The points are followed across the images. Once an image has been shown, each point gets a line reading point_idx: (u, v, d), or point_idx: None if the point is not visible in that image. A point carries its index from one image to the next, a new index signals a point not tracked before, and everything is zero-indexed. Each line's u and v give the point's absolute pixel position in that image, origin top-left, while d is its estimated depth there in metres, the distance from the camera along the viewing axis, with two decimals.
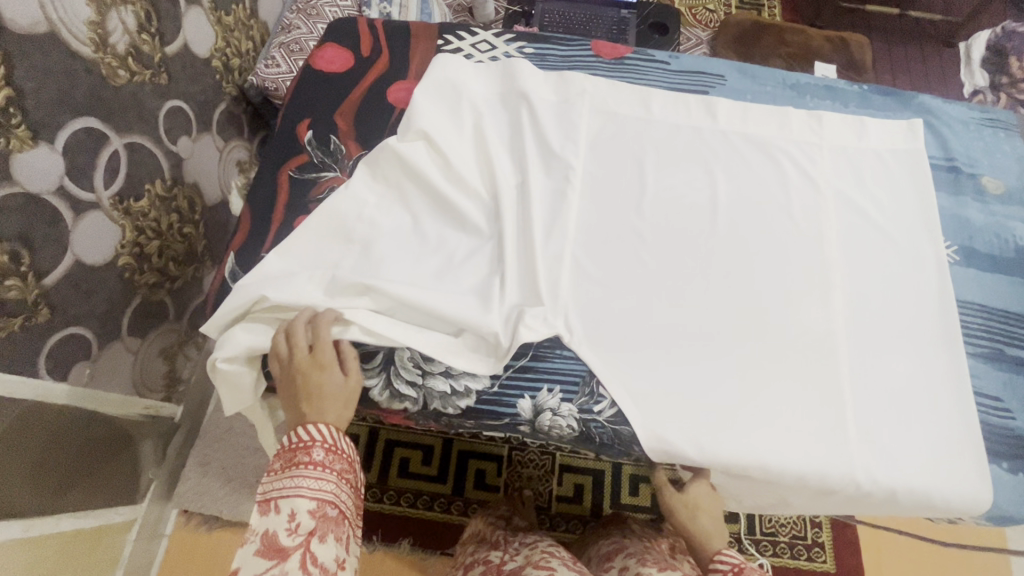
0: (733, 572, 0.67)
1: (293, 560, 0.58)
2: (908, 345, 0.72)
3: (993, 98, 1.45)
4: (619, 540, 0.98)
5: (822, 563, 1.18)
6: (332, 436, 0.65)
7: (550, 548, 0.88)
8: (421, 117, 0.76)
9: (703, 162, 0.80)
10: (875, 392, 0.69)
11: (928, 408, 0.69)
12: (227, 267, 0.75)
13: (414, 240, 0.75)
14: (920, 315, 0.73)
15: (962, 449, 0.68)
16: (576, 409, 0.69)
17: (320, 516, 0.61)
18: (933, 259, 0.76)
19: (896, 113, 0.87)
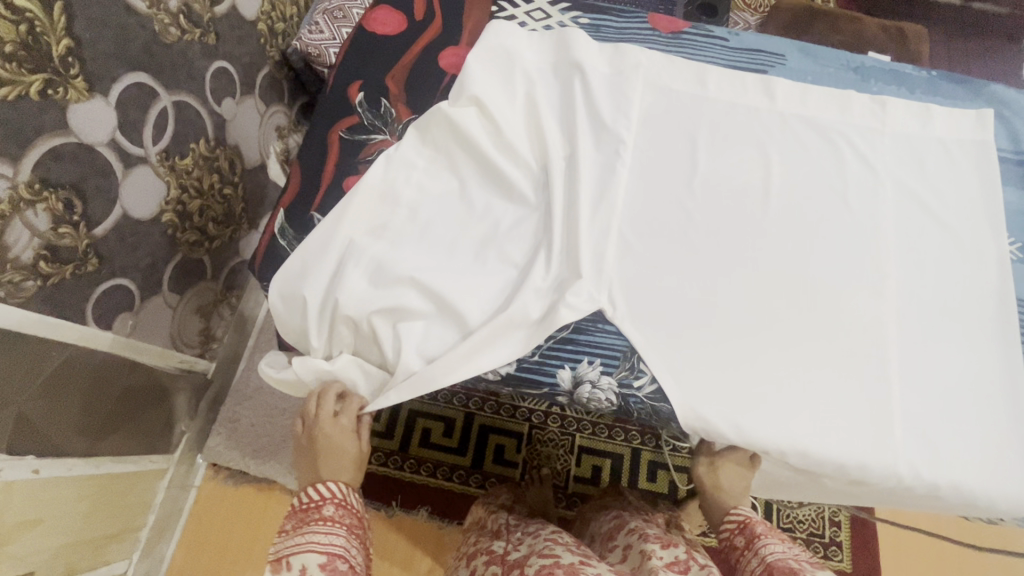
0: (739, 527, 0.72)
1: None
2: (961, 341, 0.70)
3: None
4: (620, 516, 0.99)
5: (839, 562, 1.17)
6: (341, 493, 0.71)
7: (553, 535, 0.86)
8: (474, 83, 0.75)
9: (757, 143, 0.78)
10: (924, 385, 0.67)
11: (978, 406, 0.67)
12: (276, 223, 0.76)
13: (461, 207, 0.75)
14: (977, 311, 0.71)
15: (1013, 449, 0.66)
16: (615, 383, 0.69)
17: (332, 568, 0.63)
18: (994, 255, 0.73)
19: (965, 102, 0.83)
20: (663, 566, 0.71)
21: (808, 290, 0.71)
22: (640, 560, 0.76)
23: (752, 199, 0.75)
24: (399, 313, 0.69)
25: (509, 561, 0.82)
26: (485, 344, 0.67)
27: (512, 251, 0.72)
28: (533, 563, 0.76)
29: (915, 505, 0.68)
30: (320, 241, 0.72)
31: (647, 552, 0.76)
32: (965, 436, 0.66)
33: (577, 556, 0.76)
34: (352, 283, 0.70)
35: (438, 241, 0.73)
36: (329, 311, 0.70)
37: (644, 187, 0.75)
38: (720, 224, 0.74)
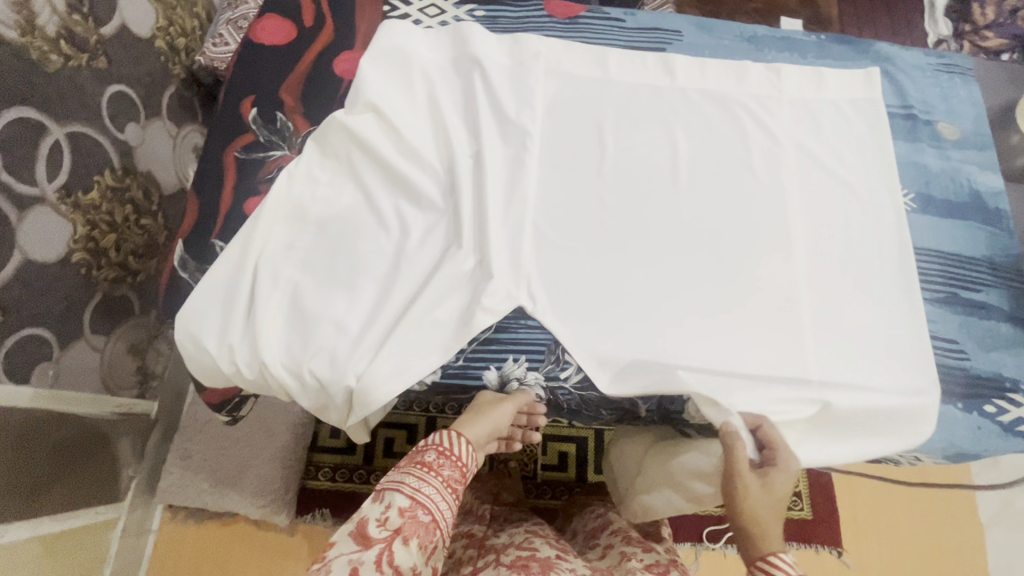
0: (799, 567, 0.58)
1: (373, 553, 0.55)
2: (869, 291, 0.73)
3: (958, 46, 1.44)
4: (603, 513, 0.95)
5: (799, 511, 1.22)
6: (448, 442, 0.64)
7: (533, 527, 0.85)
8: (369, 88, 0.73)
9: (663, 122, 0.79)
10: (841, 339, 0.70)
11: (893, 352, 0.70)
12: (176, 255, 0.72)
13: (371, 220, 0.72)
14: (882, 263, 0.74)
15: (931, 388, 0.69)
16: (543, 377, 0.69)
17: (410, 516, 0.57)
18: (891, 207, 0.76)
19: (855, 62, 0.86)
20: (641, 569, 0.75)
21: (724, 263, 0.72)
22: (618, 560, 0.79)
23: (661, 177, 0.76)
24: (318, 335, 0.67)
25: (488, 546, 0.81)
26: (411, 356, 0.67)
27: (424, 259, 0.70)
28: (509, 553, 0.74)
29: (850, 455, 0.70)
30: (226, 270, 0.69)
31: (627, 554, 0.79)
32: (886, 382, 0.68)
33: (555, 549, 0.76)
34: (265, 310, 0.67)
35: (350, 257, 0.70)
36: (238, 338, 0.67)
37: (560, 177, 0.75)
38: (635, 206, 0.75)
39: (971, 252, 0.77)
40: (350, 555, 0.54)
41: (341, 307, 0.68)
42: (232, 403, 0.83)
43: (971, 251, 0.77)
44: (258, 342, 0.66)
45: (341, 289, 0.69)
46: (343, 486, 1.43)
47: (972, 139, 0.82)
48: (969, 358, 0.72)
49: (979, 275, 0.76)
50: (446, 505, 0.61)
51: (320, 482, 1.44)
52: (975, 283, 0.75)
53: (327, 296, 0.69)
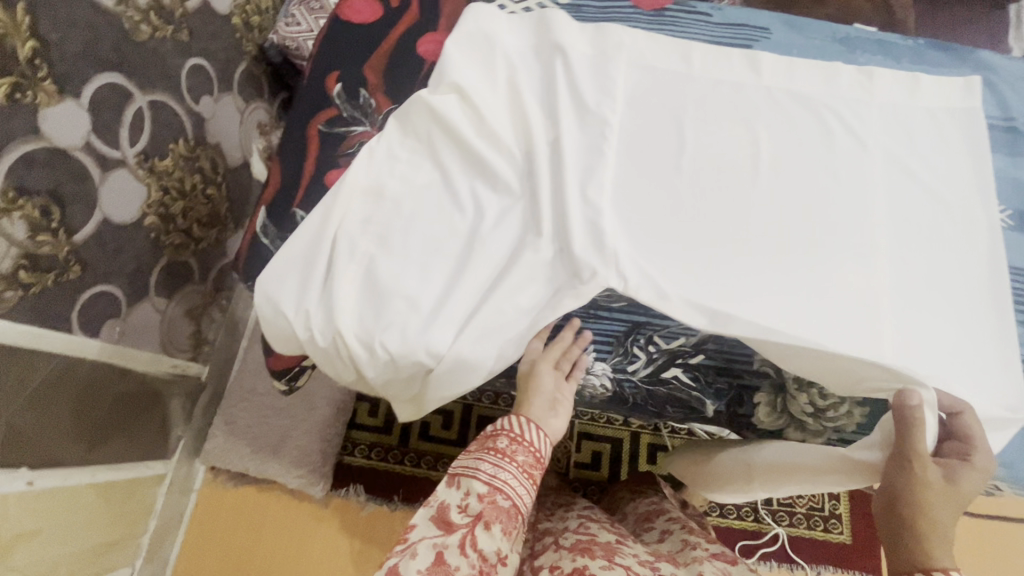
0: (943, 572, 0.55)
1: (456, 536, 0.57)
2: (957, 308, 0.70)
3: None
4: (657, 501, 1.00)
5: (838, 534, 1.20)
6: (519, 427, 0.65)
7: (586, 512, 0.87)
8: (454, 69, 0.74)
9: (744, 120, 0.77)
10: (931, 354, 0.66)
11: (979, 372, 0.67)
12: (258, 223, 0.75)
13: (446, 199, 0.73)
14: (969, 280, 0.71)
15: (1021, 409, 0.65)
16: (610, 369, 0.70)
17: (489, 501, 0.59)
18: (984, 223, 0.73)
19: (952, 69, 0.82)
20: (708, 558, 0.75)
21: (806, 266, 0.69)
22: (682, 546, 0.81)
23: (741, 176, 0.74)
24: (390, 309, 0.68)
25: (542, 529, 0.85)
26: (478, 337, 0.67)
27: (497, 242, 0.71)
28: (568, 537, 0.77)
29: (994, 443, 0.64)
30: (305, 240, 0.71)
31: (690, 541, 0.81)
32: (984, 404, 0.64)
33: (613, 535, 0.77)
34: (341, 279, 0.68)
35: (423, 234, 0.71)
36: (314, 303, 0.68)
37: (638, 168, 0.74)
38: (714, 203, 0.73)
39: None
40: (434, 539, 0.57)
41: (413, 282, 0.69)
42: (292, 373, 0.85)
43: None
44: (334, 309, 0.67)
45: (414, 266, 0.70)
46: (378, 465, 1.45)
47: None
48: None
49: None
50: (524, 491, 0.62)
51: (355, 459, 1.46)
52: None
53: (400, 271, 0.70)
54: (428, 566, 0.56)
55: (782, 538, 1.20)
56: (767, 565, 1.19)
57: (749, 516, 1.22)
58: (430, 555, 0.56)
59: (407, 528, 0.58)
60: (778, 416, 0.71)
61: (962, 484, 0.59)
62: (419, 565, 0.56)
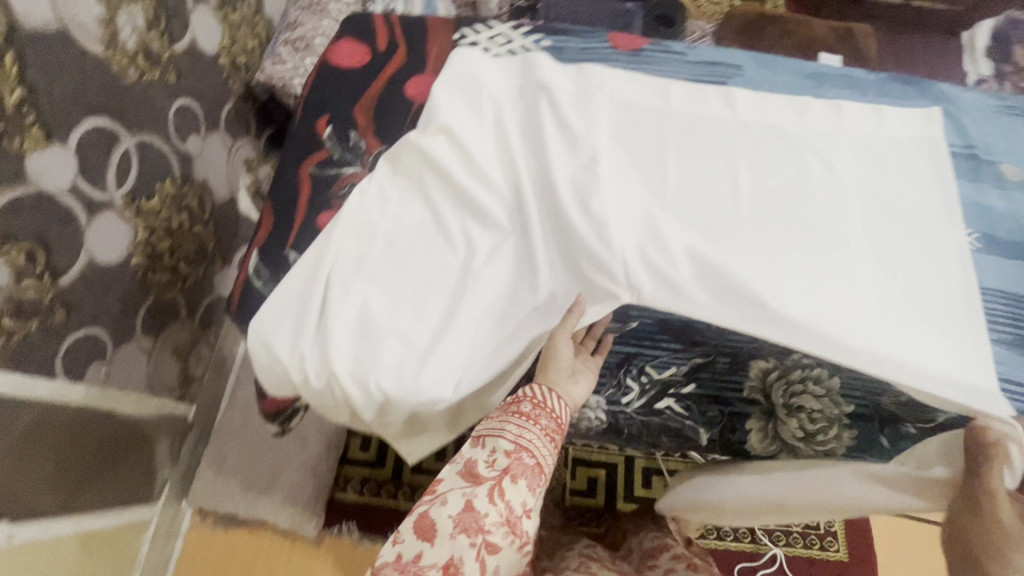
0: None
1: (484, 487, 0.64)
2: (947, 321, 0.70)
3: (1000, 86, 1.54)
4: (660, 535, 1.00)
5: (834, 552, 1.21)
6: (542, 394, 0.68)
7: (588, 553, 0.87)
8: (442, 111, 0.77)
9: (724, 152, 0.80)
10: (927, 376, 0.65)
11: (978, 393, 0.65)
12: (250, 265, 0.75)
13: (438, 237, 0.74)
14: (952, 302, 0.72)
15: None
16: (604, 401, 0.73)
17: (514, 458, 0.65)
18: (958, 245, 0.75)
19: (914, 101, 0.86)
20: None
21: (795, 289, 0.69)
22: None
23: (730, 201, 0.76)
24: (385, 348, 0.69)
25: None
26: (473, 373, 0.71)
27: (488, 277, 0.72)
28: None
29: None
30: (299, 280, 0.72)
31: None
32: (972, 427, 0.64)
33: None
34: (333, 319, 0.69)
35: (415, 273, 0.72)
36: (308, 345, 0.69)
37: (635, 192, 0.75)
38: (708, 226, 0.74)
39: None
40: (463, 489, 0.65)
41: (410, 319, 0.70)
42: (285, 414, 0.84)
43: None
44: (328, 351, 0.68)
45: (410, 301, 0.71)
46: (371, 500, 1.43)
47: None
48: None
49: None
50: (547, 450, 0.68)
51: (348, 495, 1.44)
52: None
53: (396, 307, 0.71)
54: (458, 511, 0.63)
55: (779, 559, 1.20)
56: None
57: (746, 538, 1.22)
58: (461, 503, 0.64)
59: (439, 480, 0.66)
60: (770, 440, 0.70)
61: None
62: (450, 511, 0.64)
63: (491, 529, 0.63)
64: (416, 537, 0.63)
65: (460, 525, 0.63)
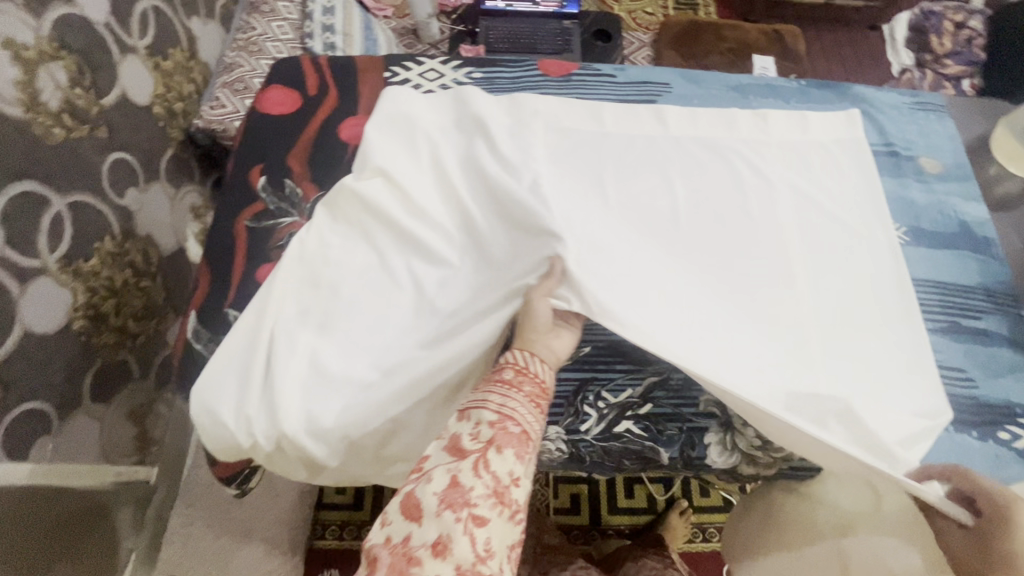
0: None
1: (468, 461, 0.54)
2: (884, 327, 0.73)
3: (920, 75, 1.67)
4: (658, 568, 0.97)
5: None
6: (523, 359, 0.60)
7: None
8: (376, 153, 0.76)
9: (657, 167, 0.81)
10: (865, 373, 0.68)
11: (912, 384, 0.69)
12: (189, 327, 0.73)
13: (384, 279, 0.72)
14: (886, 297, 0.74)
15: (944, 411, 0.68)
16: (563, 431, 0.67)
17: (501, 427, 0.56)
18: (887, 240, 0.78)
19: (834, 105, 0.90)
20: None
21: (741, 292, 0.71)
22: None
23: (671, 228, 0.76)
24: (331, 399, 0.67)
25: None
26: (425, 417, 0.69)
27: (433, 317, 0.70)
28: None
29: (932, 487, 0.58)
30: (241, 339, 0.70)
31: None
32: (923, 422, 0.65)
33: None
34: (279, 376, 0.67)
35: (360, 316, 0.70)
36: (252, 407, 0.66)
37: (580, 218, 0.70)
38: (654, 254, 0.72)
39: (967, 281, 0.78)
40: (446, 464, 0.54)
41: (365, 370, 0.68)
42: (242, 475, 0.81)
43: (966, 280, 0.78)
44: (275, 412, 0.65)
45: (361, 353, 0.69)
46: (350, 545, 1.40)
47: (953, 171, 0.86)
48: (978, 386, 0.72)
49: (978, 302, 0.77)
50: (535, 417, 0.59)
51: (326, 541, 1.42)
52: (975, 310, 0.76)
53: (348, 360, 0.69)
54: (444, 488, 0.53)
55: None
56: None
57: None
58: (445, 479, 0.53)
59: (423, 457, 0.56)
60: (731, 454, 0.68)
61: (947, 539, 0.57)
62: (435, 488, 0.53)
63: (480, 503, 0.52)
64: (402, 518, 0.52)
65: (445, 503, 0.52)
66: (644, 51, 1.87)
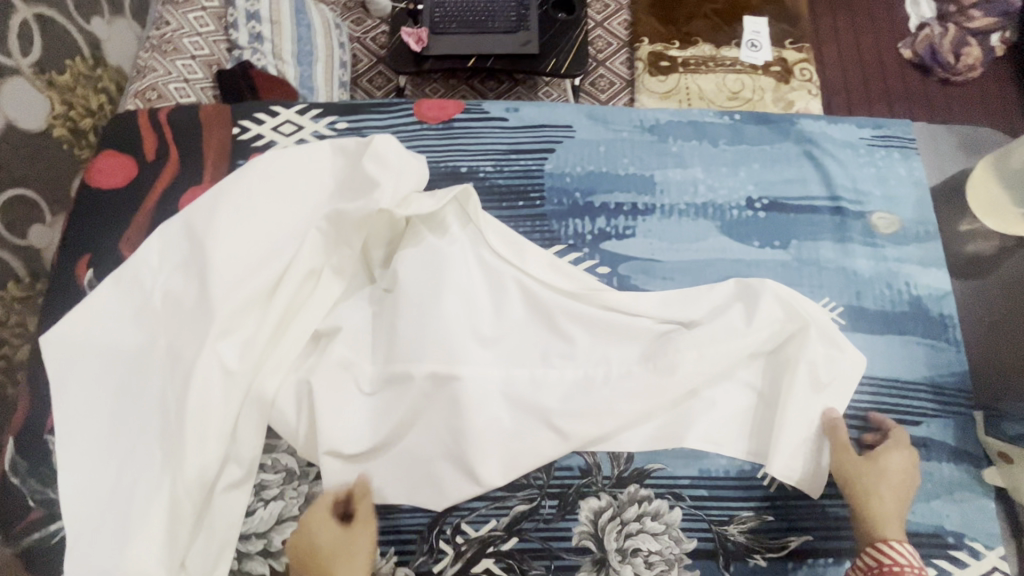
0: (883, 571, 0.53)
1: None
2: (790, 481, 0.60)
3: (942, 30, 1.37)
4: None
5: None
6: None
7: None
8: (186, 295, 0.64)
9: (166, 353, 0.63)
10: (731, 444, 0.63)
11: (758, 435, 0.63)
12: (4, 459, 0.63)
13: (253, 399, 0.61)
14: (793, 444, 0.61)
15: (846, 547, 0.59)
16: (413, 573, 0.60)
17: None
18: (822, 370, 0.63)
19: (772, 146, 0.75)
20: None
21: (449, 399, 0.60)
22: None
23: (216, 286, 0.62)
24: (171, 500, 0.59)
25: None
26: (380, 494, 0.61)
27: (278, 438, 0.64)
28: None
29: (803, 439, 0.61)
30: (159, 385, 0.62)
31: None
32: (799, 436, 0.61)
33: None
34: (143, 489, 0.59)
35: (201, 412, 0.59)
36: (83, 534, 0.59)
37: (209, 206, 0.67)
38: (159, 361, 0.63)
39: (911, 376, 0.65)
40: None
41: (106, 555, 0.58)
42: None
43: (910, 374, 0.65)
44: (108, 523, 0.59)
45: (135, 542, 0.57)
46: None
47: (913, 228, 0.71)
48: (908, 511, 0.60)
49: (918, 400, 0.64)
50: None
51: None
52: (915, 413, 0.64)
53: (86, 547, 0.59)
54: None
55: None
56: None
57: None
58: None
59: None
60: None
61: (885, 459, 0.59)
62: None
63: None
64: None
65: None
66: (621, 18, 1.44)
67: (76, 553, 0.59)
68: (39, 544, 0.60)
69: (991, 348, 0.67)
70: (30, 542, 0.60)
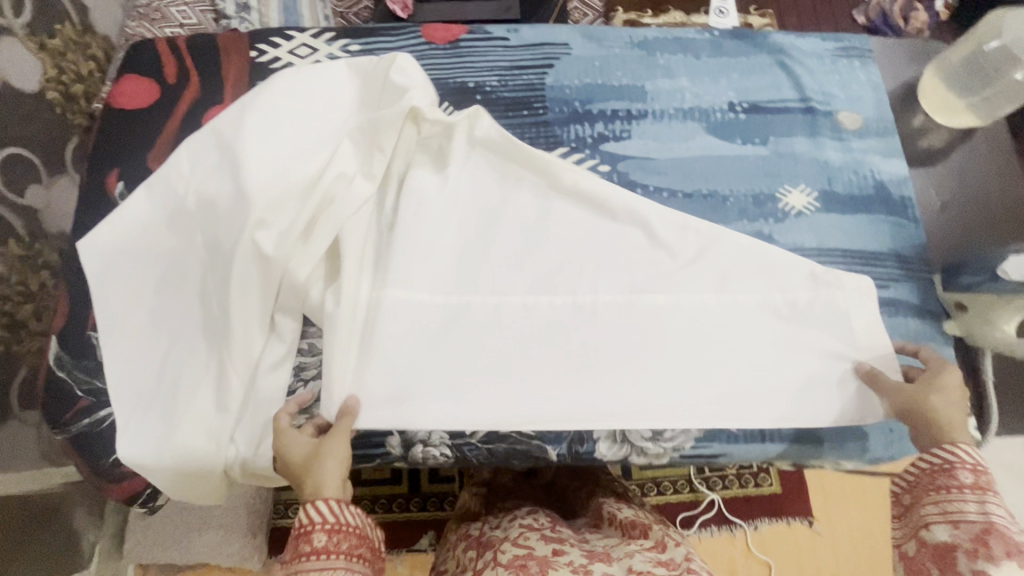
0: (943, 466, 0.54)
1: None
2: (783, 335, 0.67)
3: None
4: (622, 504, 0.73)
5: (769, 487, 1.13)
6: (332, 513, 0.51)
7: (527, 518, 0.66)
8: (220, 193, 0.68)
9: (204, 247, 0.67)
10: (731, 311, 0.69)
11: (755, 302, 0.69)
12: (48, 354, 0.66)
13: (289, 284, 0.65)
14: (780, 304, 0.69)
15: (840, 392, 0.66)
16: (448, 435, 0.65)
17: None
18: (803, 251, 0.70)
19: (748, 58, 0.83)
20: (641, 552, 0.59)
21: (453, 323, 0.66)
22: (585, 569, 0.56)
23: (251, 183, 0.67)
24: (217, 378, 0.63)
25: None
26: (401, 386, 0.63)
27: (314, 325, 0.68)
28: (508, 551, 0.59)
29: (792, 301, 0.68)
30: (200, 277, 0.67)
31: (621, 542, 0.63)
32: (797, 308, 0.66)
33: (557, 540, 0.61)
34: (190, 369, 0.64)
35: (245, 295, 0.64)
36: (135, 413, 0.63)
37: (236, 117, 0.71)
38: (198, 255, 0.67)
39: (878, 247, 0.74)
40: None
41: (160, 428, 0.62)
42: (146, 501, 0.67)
43: (877, 247, 0.74)
44: (158, 403, 0.63)
45: (184, 418, 0.62)
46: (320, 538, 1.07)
47: (875, 125, 0.80)
48: None
49: (885, 268, 0.73)
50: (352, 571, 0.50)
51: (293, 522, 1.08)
52: (883, 278, 0.72)
53: (139, 423, 0.63)
54: None
55: (718, 503, 1.11)
56: (708, 531, 1.10)
57: (685, 488, 1.12)
58: None
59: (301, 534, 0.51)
60: (621, 446, 0.66)
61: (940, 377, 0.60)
62: None
63: None
64: None
65: None
66: None
67: (129, 430, 0.63)
68: (90, 428, 0.64)
69: (944, 225, 0.77)
70: (80, 427, 0.64)
